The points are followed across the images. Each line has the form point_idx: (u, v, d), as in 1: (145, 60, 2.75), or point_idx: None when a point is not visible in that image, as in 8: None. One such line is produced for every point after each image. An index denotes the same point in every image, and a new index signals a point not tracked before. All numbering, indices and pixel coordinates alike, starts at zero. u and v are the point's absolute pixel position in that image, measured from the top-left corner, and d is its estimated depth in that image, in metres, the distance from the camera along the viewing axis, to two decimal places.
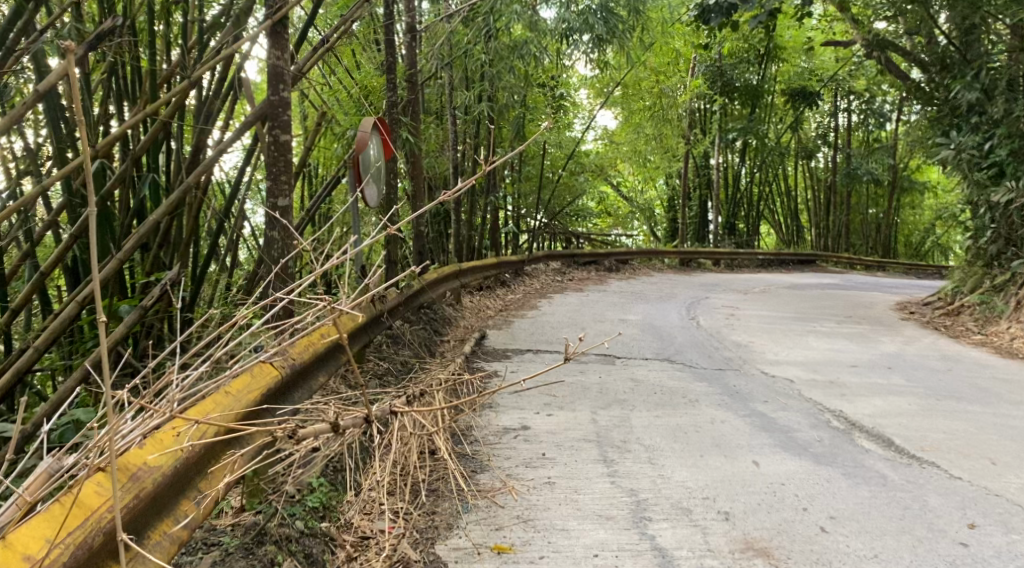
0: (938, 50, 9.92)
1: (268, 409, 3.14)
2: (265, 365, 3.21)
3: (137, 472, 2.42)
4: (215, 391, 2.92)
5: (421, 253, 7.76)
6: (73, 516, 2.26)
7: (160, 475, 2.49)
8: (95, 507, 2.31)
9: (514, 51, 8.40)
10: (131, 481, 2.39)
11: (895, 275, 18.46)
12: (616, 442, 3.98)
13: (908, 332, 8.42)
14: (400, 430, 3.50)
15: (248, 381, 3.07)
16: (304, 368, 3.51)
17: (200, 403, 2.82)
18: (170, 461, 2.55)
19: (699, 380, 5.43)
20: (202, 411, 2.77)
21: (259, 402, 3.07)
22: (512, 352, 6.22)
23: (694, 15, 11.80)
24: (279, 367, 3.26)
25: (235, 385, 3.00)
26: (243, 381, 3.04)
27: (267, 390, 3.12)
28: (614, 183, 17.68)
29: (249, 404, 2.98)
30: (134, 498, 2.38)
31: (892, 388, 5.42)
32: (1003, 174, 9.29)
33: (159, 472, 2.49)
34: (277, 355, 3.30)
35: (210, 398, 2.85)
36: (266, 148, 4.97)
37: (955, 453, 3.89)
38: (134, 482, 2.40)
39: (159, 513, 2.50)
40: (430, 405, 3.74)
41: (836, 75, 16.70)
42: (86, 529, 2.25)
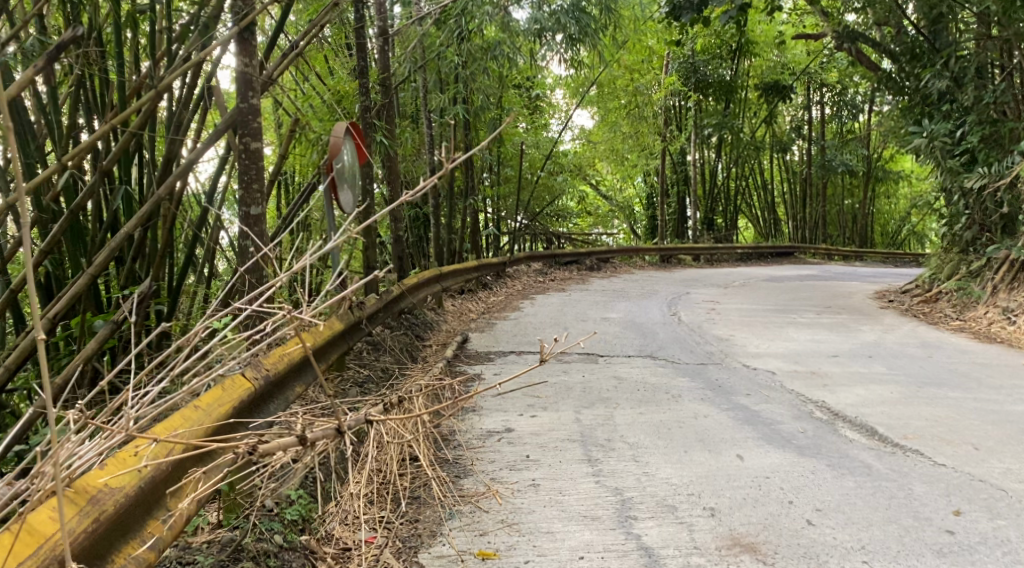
0: (908, 39, 10.04)
1: (241, 421, 3.09)
2: (238, 377, 3.17)
3: (96, 495, 2.38)
4: (184, 405, 2.89)
5: (401, 258, 7.71)
6: (24, 545, 2.20)
7: (121, 497, 2.44)
8: (48, 535, 2.25)
9: (487, 53, 8.39)
10: (91, 504, 2.35)
11: (874, 265, 18.60)
12: (600, 441, 3.96)
13: (888, 320, 8.47)
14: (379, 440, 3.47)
15: (218, 394, 3.02)
16: (279, 378, 3.46)
17: (168, 419, 2.78)
18: (131, 481, 2.49)
19: (682, 375, 5.42)
20: (168, 428, 2.73)
21: (230, 415, 3.02)
22: (494, 354, 6.19)
23: (665, 12, 11.86)
24: (253, 379, 3.22)
25: (204, 398, 2.95)
26: (214, 394, 3.00)
27: (239, 402, 3.08)
28: (594, 182, 17.71)
29: (221, 417, 2.94)
30: (92, 523, 2.33)
31: (874, 377, 5.43)
32: (975, 160, 9.35)
33: (121, 493, 2.44)
34: (249, 367, 3.25)
35: (178, 413, 2.82)
36: (237, 157, 4.92)
37: (938, 439, 3.89)
38: (93, 505, 2.35)
39: (125, 535, 2.45)
40: (409, 413, 3.72)
41: (808, 67, 16.80)
42: (39, 557, 2.19)
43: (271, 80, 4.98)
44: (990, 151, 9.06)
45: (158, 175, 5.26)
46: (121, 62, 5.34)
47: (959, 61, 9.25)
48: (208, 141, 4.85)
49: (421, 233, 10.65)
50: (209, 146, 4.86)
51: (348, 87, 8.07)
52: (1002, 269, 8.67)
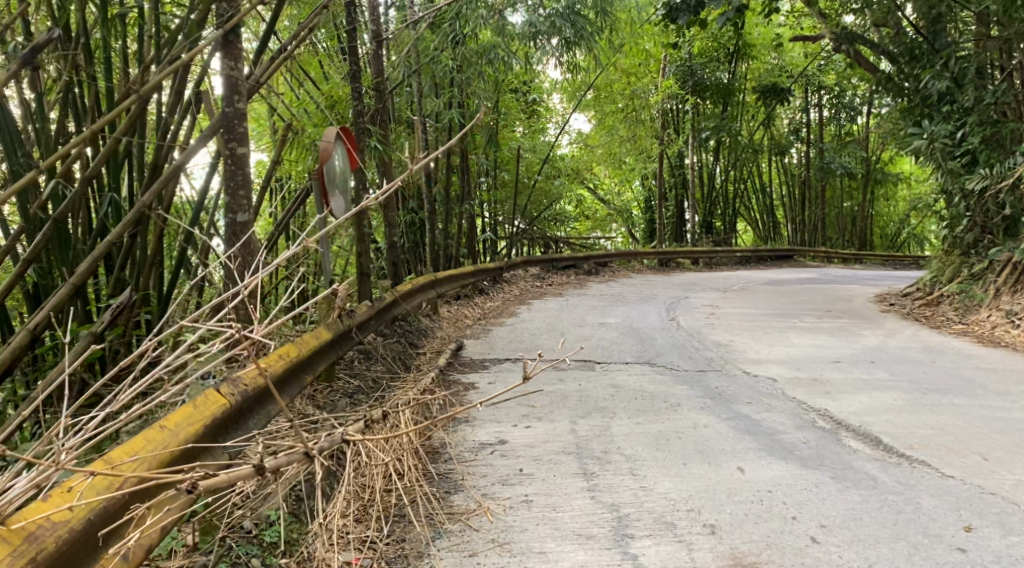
0: (906, 41, 9.90)
1: (213, 439, 2.97)
2: (211, 393, 3.06)
3: (34, 532, 2.26)
4: (150, 426, 2.79)
5: (395, 264, 7.58)
6: None
7: (65, 532, 2.32)
8: None
9: (482, 56, 8.29)
10: (27, 543, 2.23)
11: (874, 268, 18.48)
12: (596, 454, 3.83)
13: (890, 324, 8.35)
14: (365, 457, 3.36)
15: (188, 412, 2.91)
16: (260, 393, 3.35)
17: (130, 441, 2.69)
18: (79, 515, 2.38)
19: (680, 383, 5.29)
20: (127, 452, 2.63)
21: (202, 434, 2.90)
22: (489, 362, 6.06)
23: (662, 15, 11.74)
24: (228, 395, 3.11)
25: (172, 418, 2.85)
26: (183, 412, 2.89)
27: (212, 419, 2.97)
28: (591, 186, 17.58)
29: (190, 437, 2.83)
30: (29, 563, 2.20)
31: (877, 383, 5.31)
32: (977, 162, 9.23)
33: (64, 528, 2.32)
34: (225, 383, 3.14)
35: (141, 436, 2.71)
36: (224, 162, 4.81)
37: (945, 450, 3.77)
38: (31, 543, 2.23)
39: None
40: (398, 428, 3.61)
41: (806, 70, 16.70)
42: None
43: (258, 84, 4.87)
44: (991, 153, 8.94)
45: (147, 180, 5.12)
46: (109, 68, 5.23)
47: (958, 62, 9.14)
48: (196, 145, 4.73)
49: (417, 238, 10.52)
50: (195, 150, 4.74)
51: (341, 91, 7.92)
52: (1005, 272, 8.55)
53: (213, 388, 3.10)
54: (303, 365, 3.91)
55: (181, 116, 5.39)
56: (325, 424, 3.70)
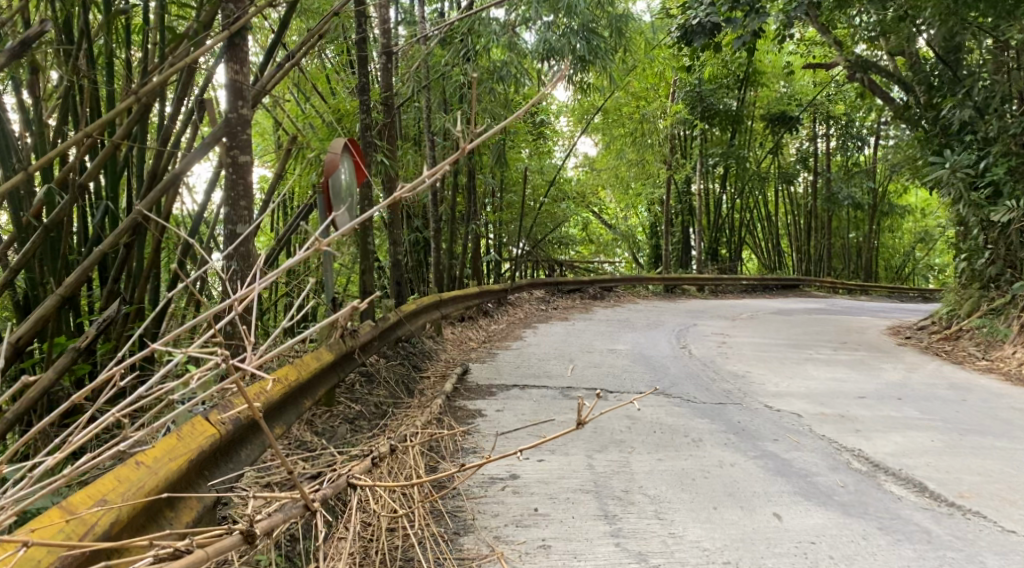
0: (924, 72, 9.80)
1: (195, 477, 2.71)
2: (199, 423, 2.82)
3: None
4: (126, 461, 2.54)
5: (399, 283, 7.28)
6: None
7: None
8: None
9: (493, 74, 8.05)
10: None
11: (882, 299, 18.13)
12: (617, 493, 3.53)
13: (910, 359, 8.04)
14: (365, 500, 3.10)
15: (171, 445, 2.66)
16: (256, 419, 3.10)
17: (100, 481, 2.43)
18: None
19: (700, 416, 4.98)
20: (92, 496, 2.36)
21: (184, 471, 2.65)
22: (496, 388, 5.74)
23: (675, 37, 11.48)
24: (219, 424, 2.86)
25: (152, 452, 2.60)
26: (165, 445, 2.64)
27: (198, 452, 2.72)
28: (598, 212, 17.24)
29: (171, 473, 2.58)
30: None
31: (909, 422, 5.01)
32: (1000, 194, 8.82)
33: None
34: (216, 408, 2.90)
35: (114, 474, 2.46)
36: (225, 172, 4.53)
37: (999, 500, 3.51)
38: None
39: None
40: (404, 470, 3.35)
41: (816, 99, 16.51)
42: None
43: (264, 91, 4.61)
44: (1015, 184, 8.59)
45: (145, 188, 4.83)
46: (112, 71, 4.98)
47: (982, 91, 8.86)
48: (195, 152, 4.47)
49: (421, 257, 10.22)
50: (195, 158, 4.47)
51: (348, 106, 7.51)
52: None
53: (202, 417, 2.86)
54: (303, 388, 3.66)
55: (188, 125, 5.13)
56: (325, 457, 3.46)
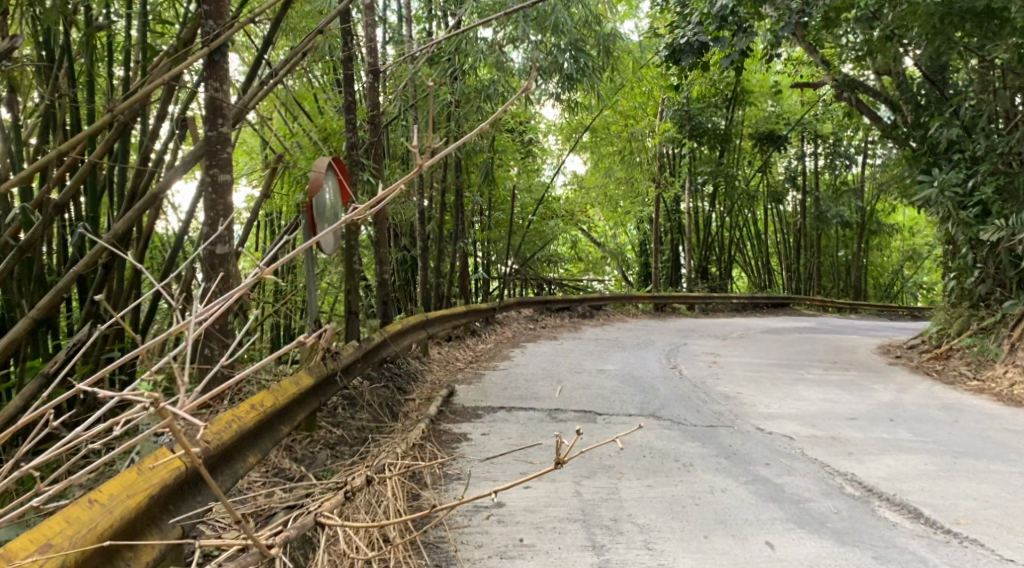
0: (909, 91, 9.81)
1: (155, 514, 2.60)
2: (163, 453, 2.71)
3: None
4: (80, 498, 2.42)
5: (385, 303, 7.17)
6: None
7: None
8: None
9: (481, 93, 8.03)
10: None
11: (871, 318, 18.09)
12: (605, 522, 3.43)
13: (901, 378, 7.96)
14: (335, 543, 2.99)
15: (130, 481, 2.56)
16: (224, 449, 2.98)
17: (48, 521, 2.32)
18: None
19: (691, 439, 4.88)
20: (37, 539, 2.25)
21: (143, 508, 2.54)
22: (483, 411, 5.63)
23: (663, 57, 11.43)
24: (184, 455, 2.75)
25: (107, 488, 2.48)
26: (123, 481, 2.54)
27: (160, 488, 2.62)
28: (588, 230, 17.16)
29: (127, 512, 2.47)
30: None
31: (903, 445, 4.92)
32: (989, 212, 8.80)
33: None
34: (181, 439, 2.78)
35: (64, 515, 2.34)
36: (203, 191, 4.42)
37: (996, 527, 3.44)
38: None
39: None
40: (378, 511, 3.25)
41: (803, 118, 16.54)
42: None
43: (245, 109, 4.50)
44: (1005, 204, 8.55)
45: (125, 206, 4.72)
46: (92, 89, 4.86)
47: (970, 109, 8.92)
48: (175, 171, 4.38)
49: (408, 276, 10.09)
50: (174, 176, 4.39)
51: (336, 124, 7.37)
52: (1019, 325, 8.12)
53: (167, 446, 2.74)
54: (280, 414, 3.54)
55: (171, 144, 5.03)
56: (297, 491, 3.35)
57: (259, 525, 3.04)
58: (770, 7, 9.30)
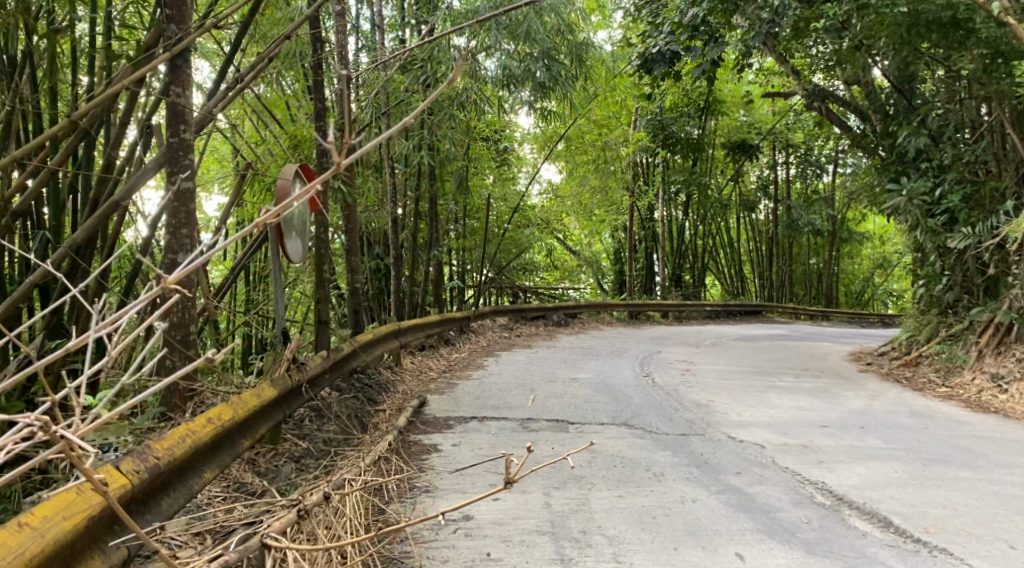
0: (878, 100, 9.89)
1: (94, 535, 2.63)
2: (110, 471, 2.69)
3: None
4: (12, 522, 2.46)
5: (356, 312, 7.10)
6: None
7: None
8: None
9: (454, 100, 7.93)
10: None
11: (842, 325, 18.22)
12: (575, 535, 3.39)
13: (872, 385, 8.00)
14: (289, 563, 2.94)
15: (67, 502, 2.59)
16: (177, 466, 2.96)
17: None
18: None
19: (662, 448, 4.85)
20: None
21: (80, 530, 2.57)
22: (454, 421, 5.58)
23: (636, 66, 11.45)
24: (131, 474, 2.73)
25: (41, 510, 2.51)
26: (59, 503, 2.57)
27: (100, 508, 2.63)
28: (563, 238, 17.12)
29: (62, 534, 2.50)
30: None
31: (874, 453, 4.93)
32: (956, 220, 8.85)
33: None
34: (130, 458, 2.76)
35: None
36: (165, 199, 4.34)
37: (964, 535, 3.45)
38: None
39: None
40: (337, 530, 3.20)
41: (775, 127, 16.67)
42: None
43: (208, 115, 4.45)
44: (971, 212, 8.63)
45: (88, 214, 4.63)
46: (55, 96, 4.76)
47: (937, 118, 9.04)
48: (137, 178, 4.31)
49: (381, 284, 10.01)
50: (135, 183, 4.31)
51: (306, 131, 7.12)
52: (987, 333, 8.09)
53: (114, 465, 2.72)
54: (239, 428, 3.50)
55: (136, 151, 4.94)
56: (255, 509, 3.31)
57: (212, 544, 3.01)
58: (741, 16, 9.35)
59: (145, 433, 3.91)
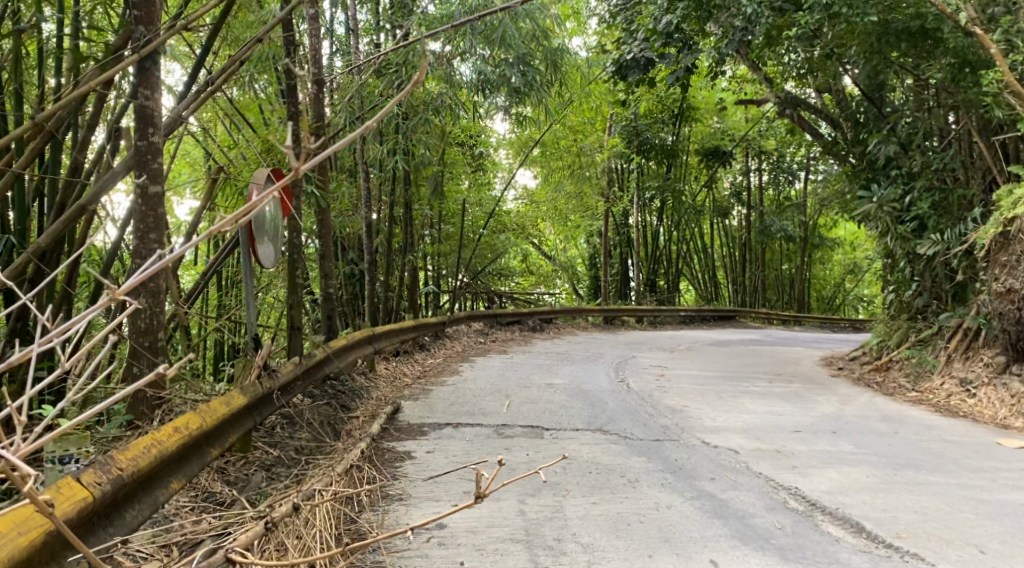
0: (849, 108, 10.02)
1: (54, 551, 2.59)
2: (71, 484, 2.64)
3: None
4: None
5: (330, 318, 7.05)
6: None
7: None
8: None
9: (428, 105, 7.88)
10: None
11: (815, 330, 18.38)
12: (549, 542, 3.38)
13: (843, 390, 8.07)
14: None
15: (23, 517, 2.55)
16: (142, 477, 2.91)
17: None
18: None
19: (637, 454, 4.85)
20: None
21: (37, 546, 2.52)
22: (428, 427, 5.54)
23: (610, 73, 11.49)
24: (93, 486, 2.68)
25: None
26: (14, 519, 2.53)
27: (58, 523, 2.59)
28: (539, 244, 17.13)
29: (17, 550, 2.46)
30: None
31: (847, 458, 4.95)
32: (925, 227, 8.98)
33: None
34: (92, 470, 2.72)
35: None
36: (133, 203, 4.27)
37: (935, 539, 3.47)
38: None
39: None
40: (306, 543, 3.17)
41: (748, 134, 16.80)
42: None
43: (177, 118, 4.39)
44: (940, 218, 8.74)
45: (53, 219, 4.55)
46: (21, 98, 4.67)
47: (908, 126, 9.08)
48: (104, 182, 4.25)
49: (355, 290, 9.94)
50: (102, 187, 4.25)
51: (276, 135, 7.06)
52: (955, 338, 8.21)
53: (75, 478, 2.68)
54: (208, 437, 3.46)
55: (104, 154, 4.86)
56: (224, 521, 3.28)
57: (177, 559, 2.97)
58: (715, 24, 9.43)
59: (110, 442, 3.86)
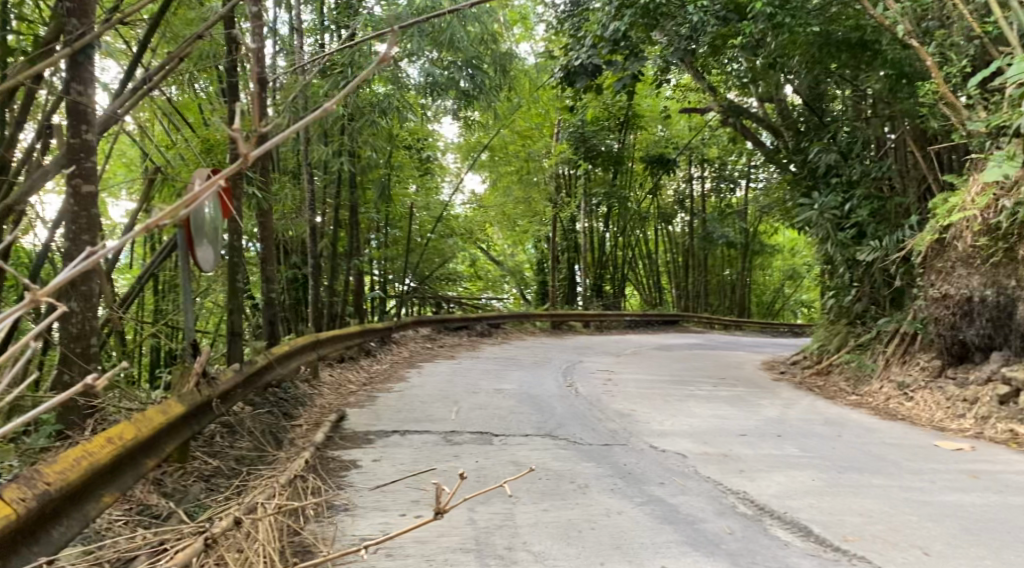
0: (790, 118, 10.23)
1: None
2: None
3: None
4: None
5: (272, 323, 6.89)
6: None
7: None
8: None
9: (373, 107, 7.73)
10: None
11: (756, 334, 18.64)
12: (499, 551, 3.32)
13: (786, 394, 8.17)
14: None
15: None
16: (70, 492, 2.76)
17: None
18: None
19: (586, 459, 4.82)
20: None
21: None
22: (374, 435, 5.43)
23: (558, 79, 11.49)
24: (16, 502, 2.53)
25: None
26: None
27: None
28: (486, 248, 17.06)
29: None
30: None
31: (792, 461, 4.99)
32: (865, 234, 9.12)
33: None
34: (16, 485, 2.57)
35: None
36: (64, 203, 4.10)
37: (881, 542, 3.50)
38: None
39: None
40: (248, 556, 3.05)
41: (692, 142, 16.99)
42: None
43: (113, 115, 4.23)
44: (878, 226, 8.92)
45: None
46: None
47: (845, 135, 9.36)
48: (33, 180, 4.07)
49: (299, 294, 9.74)
50: (31, 185, 4.07)
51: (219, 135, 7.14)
52: (893, 342, 8.38)
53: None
54: (143, 447, 3.31)
55: (34, 152, 4.67)
56: (160, 535, 3.14)
57: None
58: (660, 32, 9.50)
59: (38, 453, 3.68)
